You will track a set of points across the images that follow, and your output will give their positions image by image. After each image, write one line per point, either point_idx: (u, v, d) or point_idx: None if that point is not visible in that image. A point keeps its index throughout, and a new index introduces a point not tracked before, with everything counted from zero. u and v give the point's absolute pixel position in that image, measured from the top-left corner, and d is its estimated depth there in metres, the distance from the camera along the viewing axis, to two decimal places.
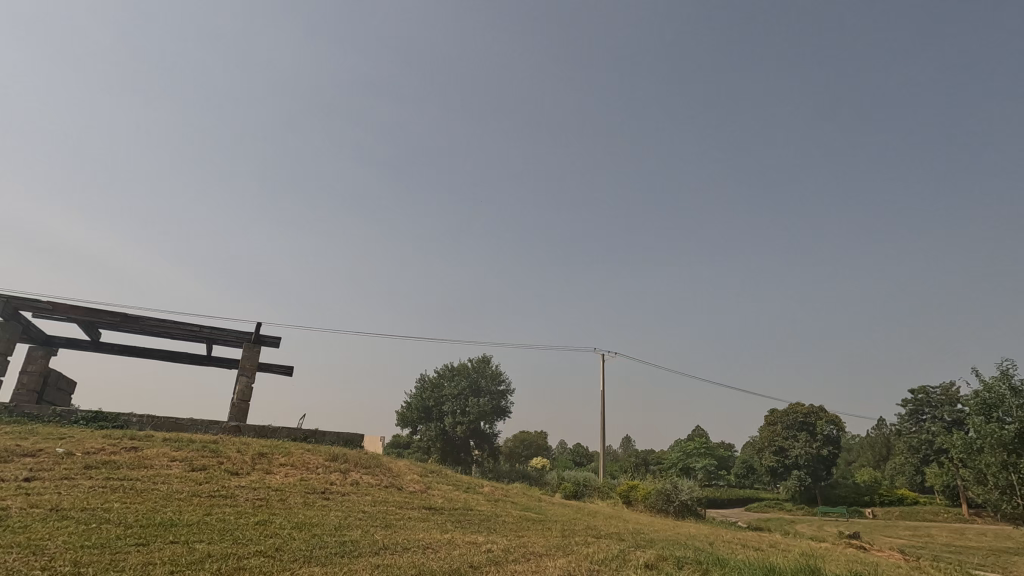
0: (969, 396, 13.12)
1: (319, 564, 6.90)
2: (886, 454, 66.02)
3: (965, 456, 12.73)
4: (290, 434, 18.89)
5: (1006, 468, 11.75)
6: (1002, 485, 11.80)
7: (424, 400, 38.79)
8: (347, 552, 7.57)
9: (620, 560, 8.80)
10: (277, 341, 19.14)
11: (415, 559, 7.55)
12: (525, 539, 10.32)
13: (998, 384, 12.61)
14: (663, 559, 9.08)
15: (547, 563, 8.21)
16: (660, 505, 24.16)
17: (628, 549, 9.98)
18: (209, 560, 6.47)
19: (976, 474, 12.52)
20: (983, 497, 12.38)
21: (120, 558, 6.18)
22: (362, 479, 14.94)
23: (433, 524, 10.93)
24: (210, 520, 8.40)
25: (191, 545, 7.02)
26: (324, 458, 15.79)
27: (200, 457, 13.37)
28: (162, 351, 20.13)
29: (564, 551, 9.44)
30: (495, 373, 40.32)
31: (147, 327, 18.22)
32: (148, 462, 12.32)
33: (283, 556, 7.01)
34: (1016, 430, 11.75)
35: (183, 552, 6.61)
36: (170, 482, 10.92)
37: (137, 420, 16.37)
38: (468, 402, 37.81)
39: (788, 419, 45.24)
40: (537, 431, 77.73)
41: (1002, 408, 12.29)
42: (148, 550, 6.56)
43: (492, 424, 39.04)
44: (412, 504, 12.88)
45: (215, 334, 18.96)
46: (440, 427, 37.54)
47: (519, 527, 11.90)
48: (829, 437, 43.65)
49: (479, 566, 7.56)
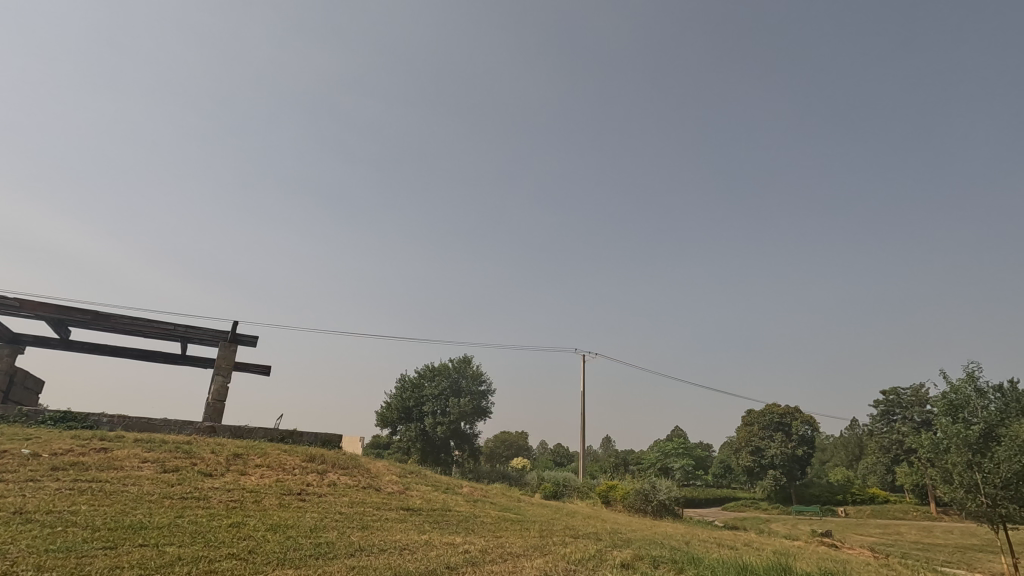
0: (937, 397, 13.44)
1: (292, 566, 6.81)
2: (858, 454, 67.69)
3: (932, 456, 13.04)
4: (267, 434, 18.66)
5: (971, 468, 12.11)
6: (967, 484, 12.14)
7: (405, 400, 38.44)
8: (323, 554, 7.49)
9: (596, 560, 8.88)
10: (254, 340, 18.85)
11: (392, 560, 7.52)
12: (503, 539, 10.38)
13: (965, 386, 12.97)
14: (639, 558, 9.11)
15: (524, 563, 8.23)
16: (639, 505, 24.42)
17: (604, 549, 10.01)
18: (180, 563, 6.36)
19: (942, 473, 12.82)
20: (949, 496, 12.68)
21: (86, 562, 6.04)
22: (341, 479, 14.87)
23: (411, 525, 10.92)
24: (181, 522, 8.25)
25: (160, 548, 6.88)
26: (301, 459, 15.61)
27: (173, 458, 13.15)
28: (135, 350, 19.72)
29: (540, 551, 9.46)
30: (476, 373, 40.21)
31: (118, 326, 17.77)
32: (118, 463, 12.03)
33: (256, 558, 6.90)
34: (980, 430, 12.17)
35: (152, 556, 6.46)
36: (141, 483, 10.72)
37: (108, 420, 16.02)
38: (449, 402, 37.73)
39: (764, 420, 45.97)
40: (517, 432, 77.83)
41: (968, 409, 12.67)
42: (116, 554, 6.42)
43: (473, 424, 38.98)
44: (390, 505, 12.80)
45: (190, 332, 18.60)
46: (420, 428, 37.35)
47: (497, 527, 11.98)
48: (804, 437, 44.60)
49: (456, 567, 7.56)
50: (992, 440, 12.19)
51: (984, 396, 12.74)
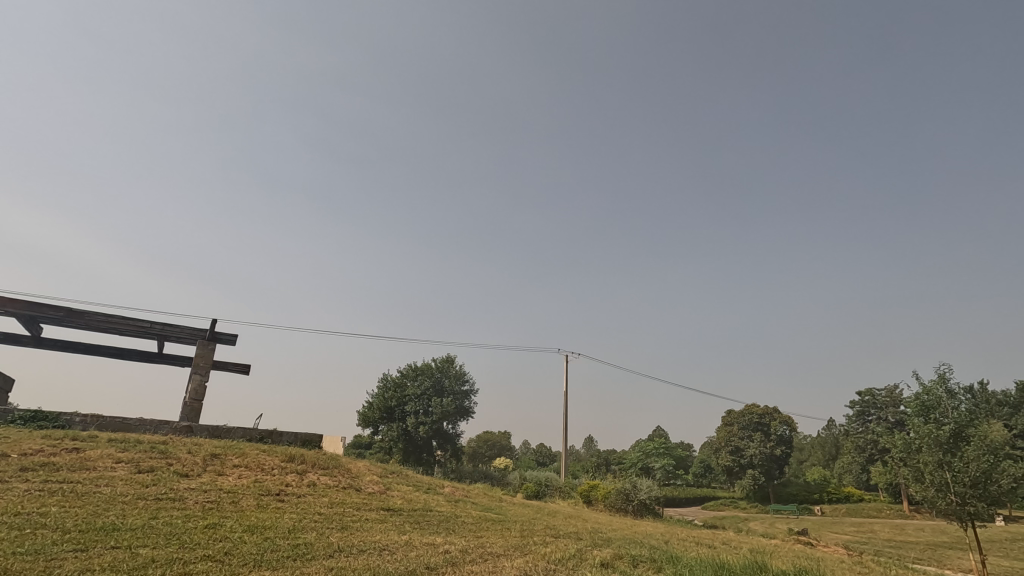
0: (909, 398, 13.72)
1: (268, 568, 6.72)
2: (834, 453, 69.16)
3: (904, 455, 13.34)
4: (245, 434, 18.44)
5: (941, 467, 12.42)
6: (937, 483, 12.43)
7: (387, 400, 38.16)
8: (300, 555, 7.40)
9: (576, 559, 8.96)
10: (233, 339, 18.57)
11: (371, 561, 7.48)
12: (483, 539, 10.35)
13: (937, 387, 13.25)
14: (619, 558, 9.18)
15: (504, 563, 8.25)
16: (619, 505, 24.60)
17: (584, 549, 10.07)
18: (154, 565, 6.25)
19: (914, 472, 13.13)
20: (920, 494, 12.99)
21: (55, 564, 5.91)
22: (320, 479, 14.73)
23: (392, 525, 10.86)
24: (156, 524, 8.10)
25: (134, 550, 6.76)
26: (281, 459, 15.45)
27: (148, 458, 12.91)
28: (110, 348, 19.32)
29: (520, 551, 9.47)
30: (460, 373, 40.08)
31: (92, 323, 17.37)
32: (91, 463, 11.77)
33: (232, 560, 6.79)
34: (951, 430, 12.47)
35: (124, 559, 6.32)
36: (114, 484, 10.51)
37: (80, 419, 15.66)
38: (431, 402, 37.59)
39: (744, 420, 46.58)
40: (499, 432, 77.68)
41: (939, 410, 12.97)
42: (86, 556, 6.28)
43: (455, 424, 38.86)
44: (371, 505, 12.73)
45: (167, 330, 18.27)
46: (402, 427, 37.15)
47: (479, 527, 11.95)
48: (782, 437, 45.34)
49: (436, 567, 7.53)
50: (961, 440, 12.51)
51: (955, 397, 13.05)
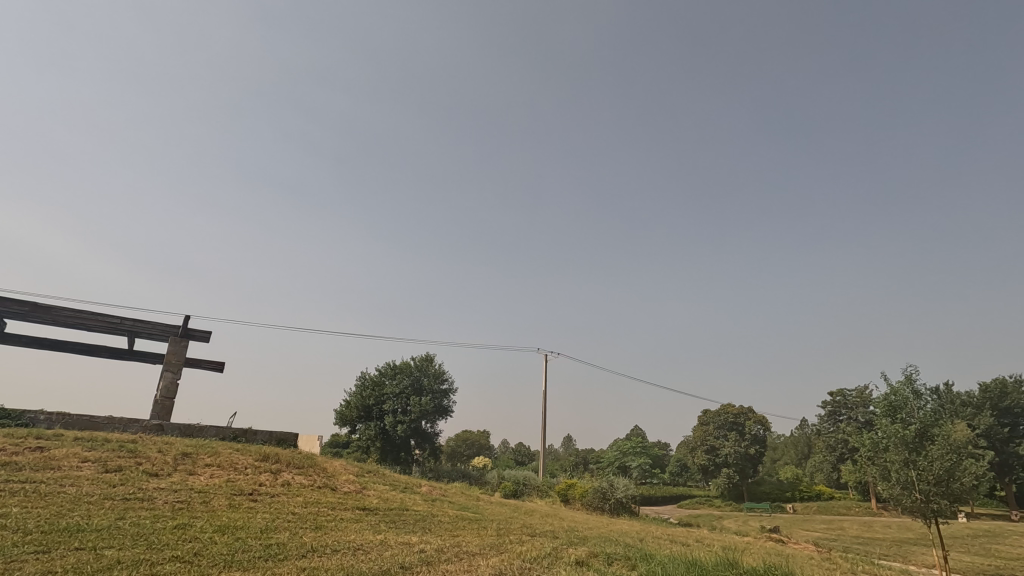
0: (878, 398, 14.05)
1: (239, 568, 6.62)
2: (807, 453, 70.93)
3: (872, 455, 13.70)
4: (219, 432, 18.13)
5: (906, 465, 12.77)
6: (903, 481, 12.77)
7: (365, 399, 37.86)
8: (272, 556, 7.28)
9: (552, 557, 9.02)
10: (207, 336, 18.23)
11: (345, 561, 7.40)
12: (459, 539, 10.23)
13: (904, 388, 13.61)
14: (594, 555, 9.30)
15: (479, 562, 8.20)
16: (597, 503, 24.80)
17: (560, 547, 10.18)
18: (119, 567, 6.09)
19: (881, 471, 13.47)
20: (887, 493, 13.31)
21: (15, 566, 5.74)
22: (295, 479, 14.51)
23: (367, 524, 10.77)
24: (123, 524, 7.91)
25: (99, 551, 6.57)
26: (255, 458, 15.20)
27: (116, 458, 12.56)
28: (78, 344, 18.79)
29: (497, 550, 9.45)
30: (439, 372, 39.82)
31: (59, 319, 16.88)
32: (55, 463, 11.40)
33: (202, 560, 6.67)
34: (916, 431, 12.83)
35: (88, 561, 6.15)
36: (80, 484, 10.22)
37: (45, 418, 15.22)
38: (409, 400, 37.40)
39: (719, 419, 47.27)
40: (478, 431, 77.59)
41: (906, 410, 13.31)
42: (48, 559, 6.08)
43: (433, 423, 38.66)
44: (346, 505, 12.55)
45: (138, 326, 17.86)
46: (379, 426, 36.87)
47: (454, 527, 11.81)
48: (756, 437, 46.09)
49: (410, 567, 7.48)
50: (926, 440, 12.89)
51: (921, 397, 13.42)
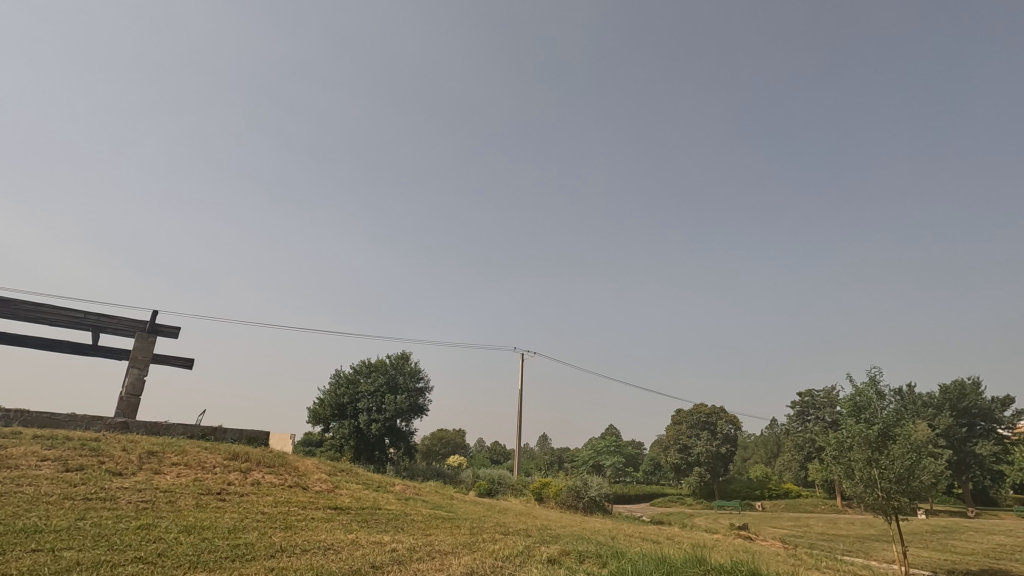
0: (844, 398, 14.40)
1: (204, 568, 6.50)
2: (776, 451, 72.59)
3: (836, 453, 14.10)
4: (186, 431, 17.73)
5: (869, 464, 13.15)
6: (865, 480, 13.16)
7: (339, 396, 37.41)
8: (239, 556, 7.15)
9: (524, 556, 9.03)
10: (176, 332, 17.79)
11: (314, 561, 7.31)
12: (432, 538, 10.13)
13: (867, 389, 13.99)
14: (566, 554, 9.32)
15: (451, 562, 8.13)
16: (571, 502, 24.98)
17: (532, 545, 10.20)
18: (78, 568, 5.92)
19: (845, 469, 13.84)
20: (851, 490, 13.68)
21: None
22: (265, 479, 14.21)
23: (338, 524, 10.61)
24: (83, 525, 7.66)
25: (57, 552, 6.37)
26: (223, 458, 14.84)
27: (77, 457, 12.17)
28: (39, 339, 18.14)
29: (469, 547, 9.47)
30: (414, 370, 39.55)
31: (18, 312, 16.26)
32: (12, 462, 11.00)
33: (165, 561, 6.54)
34: (879, 430, 13.20)
35: (47, 561, 5.97)
36: (38, 483, 9.88)
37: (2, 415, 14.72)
38: (385, 398, 37.10)
39: (691, 419, 48.12)
40: (453, 431, 77.37)
41: (869, 410, 13.67)
42: (3, 560, 5.89)
43: (409, 422, 38.40)
44: (317, 505, 12.34)
45: (102, 321, 17.31)
46: (353, 425, 36.48)
47: (427, 527, 11.66)
48: (728, 436, 46.90)
49: (380, 566, 7.41)
50: (888, 439, 13.29)
51: (884, 398, 13.81)
